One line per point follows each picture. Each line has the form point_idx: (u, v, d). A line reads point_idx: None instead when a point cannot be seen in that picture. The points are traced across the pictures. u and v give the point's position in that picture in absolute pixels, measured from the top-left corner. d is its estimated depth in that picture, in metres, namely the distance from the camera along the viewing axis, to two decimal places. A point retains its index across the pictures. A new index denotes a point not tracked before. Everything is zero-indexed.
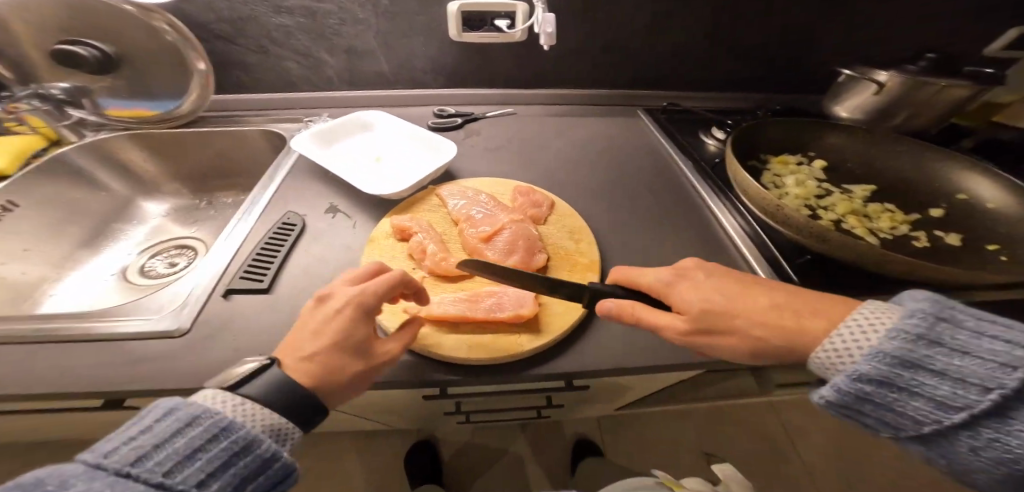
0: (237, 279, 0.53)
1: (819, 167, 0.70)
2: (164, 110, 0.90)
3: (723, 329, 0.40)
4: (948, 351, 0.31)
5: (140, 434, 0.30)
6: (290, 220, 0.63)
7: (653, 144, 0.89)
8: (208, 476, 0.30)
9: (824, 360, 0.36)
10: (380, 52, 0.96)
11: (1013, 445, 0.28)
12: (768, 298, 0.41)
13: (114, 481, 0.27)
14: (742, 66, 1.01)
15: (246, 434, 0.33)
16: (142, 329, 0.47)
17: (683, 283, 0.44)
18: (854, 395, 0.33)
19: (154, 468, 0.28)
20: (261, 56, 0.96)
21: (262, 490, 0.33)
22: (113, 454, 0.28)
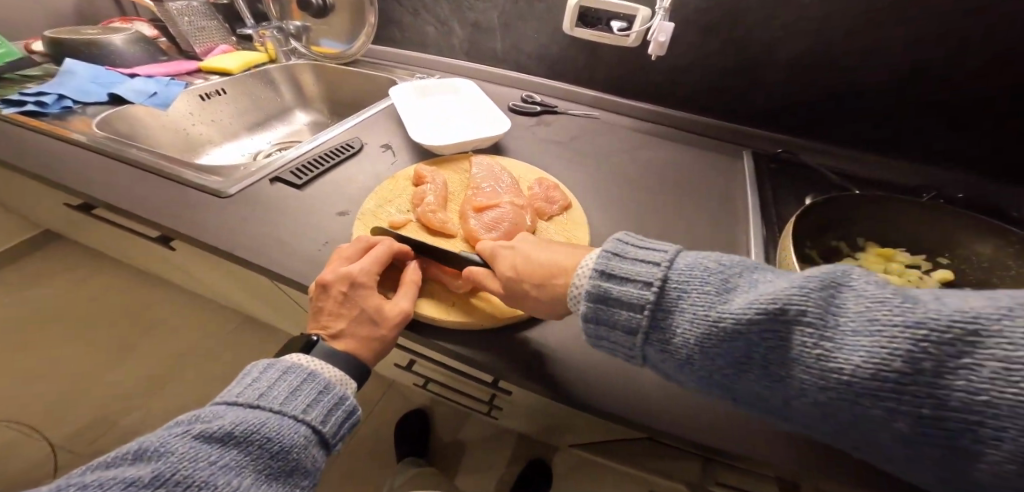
0: (284, 172, 0.67)
1: (935, 279, 0.52)
2: (339, 51, 1.18)
3: (526, 296, 0.44)
4: (630, 259, 0.35)
5: (263, 379, 0.38)
6: (349, 147, 0.74)
7: (736, 188, 0.75)
8: (308, 406, 0.37)
9: (571, 293, 0.39)
10: (498, 31, 1.01)
11: (688, 334, 0.30)
12: (554, 257, 0.44)
13: (258, 415, 0.35)
14: (912, 134, 0.77)
15: (327, 378, 0.40)
16: (204, 185, 0.63)
17: (506, 253, 0.47)
18: (590, 316, 0.36)
19: (273, 400, 0.36)
20: (412, 18, 1.12)
21: (342, 423, 0.40)
22: (245, 392, 0.37)
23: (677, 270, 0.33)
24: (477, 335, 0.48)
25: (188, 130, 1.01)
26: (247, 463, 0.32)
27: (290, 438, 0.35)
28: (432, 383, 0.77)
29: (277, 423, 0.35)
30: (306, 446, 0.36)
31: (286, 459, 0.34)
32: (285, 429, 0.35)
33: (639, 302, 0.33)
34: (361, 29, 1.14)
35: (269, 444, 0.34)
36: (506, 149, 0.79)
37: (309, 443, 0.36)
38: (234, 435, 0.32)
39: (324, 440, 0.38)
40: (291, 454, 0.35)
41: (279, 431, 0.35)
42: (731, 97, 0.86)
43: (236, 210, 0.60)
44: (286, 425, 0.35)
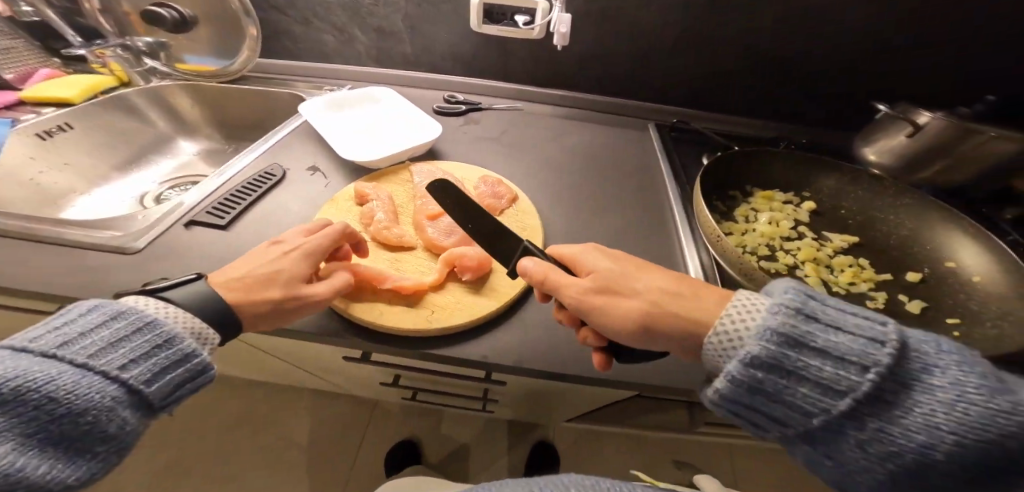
0: (202, 213, 0.59)
1: (806, 209, 0.63)
2: (217, 67, 1.04)
3: (619, 295, 0.41)
4: (831, 318, 0.31)
5: (82, 323, 0.33)
6: (273, 172, 0.69)
7: (650, 157, 0.85)
8: (129, 362, 0.33)
9: (655, 320, 0.39)
10: (406, 34, 1.00)
11: (935, 417, 0.26)
12: (678, 282, 0.42)
13: (45, 370, 0.30)
14: (769, 95, 0.94)
15: (168, 331, 0.36)
16: (106, 243, 0.54)
17: (593, 255, 0.45)
18: (757, 357, 0.31)
19: (79, 352, 0.32)
20: (304, 28, 1.05)
21: (178, 384, 0.36)
22: (48, 338, 0.32)
23: (913, 342, 0.28)
24: (466, 335, 0.49)
25: (37, 180, 0.83)
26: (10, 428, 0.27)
27: (87, 399, 0.30)
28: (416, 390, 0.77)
29: (72, 378, 0.30)
30: (112, 408, 0.31)
31: (76, 422, 0.30)
32: (84, 387, 0.30)
33: (855, 369, 0.28)
34: (244, 45, 1.01)
35: (49, 405, 0.29)
36: (441, 152, 0.79)
37: (119, 404, 0.32)
38: (4, 393, 0.27)
39: (144, 400, 0.34)
40: (86, 417, 0.30)
41: (73, 390, 0.30)
42: (632, 77, 0.96)
43: (153, 266, 0.52)
44: (86, 383, 0.31)
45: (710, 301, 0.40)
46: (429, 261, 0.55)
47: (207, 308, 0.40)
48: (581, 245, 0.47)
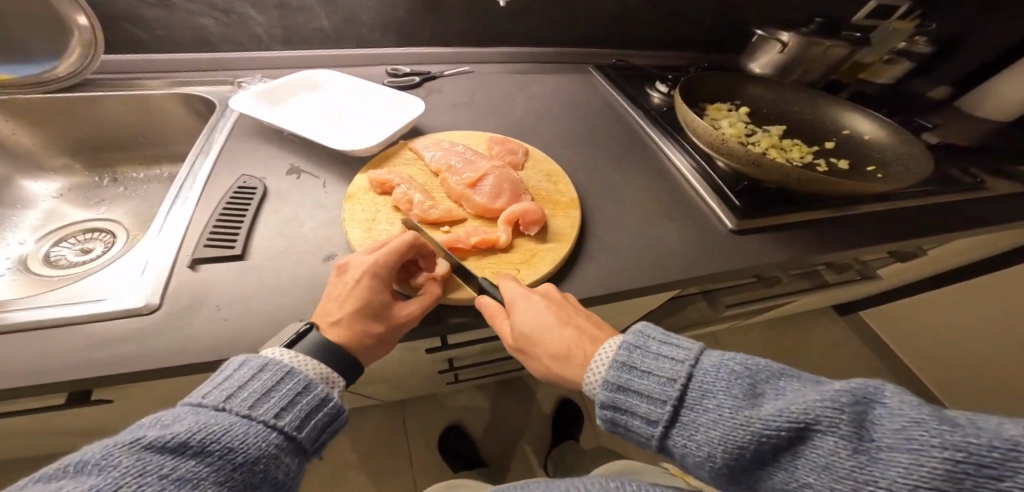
0: (203, 247, 0.52)
1: (745, 112, 0.78)
2: (24, 74, 0.77)
3: (535, 356, 0.43)
4: (653, 354, 0.34)
5: (235, 376, 0.33)
6: (248, 184, 0.61)
7: (606, 96, 0.93)
8: (283, 409, 0.33)
9: (557, 372, 0.41)
10: (318, 7, 0.85)
11: (715, 438, 0.28)
12: (591, 337, 0.41)
13: (217, 421, 0.29)
14: (681, 28, 1.07)
15: (306, 378, 0.36)
16: (108, 310, 0.46)
17: (517, 302, 0.44)
18: (609, 387, 0.34)
19: (242, 403, 0.31)
20: (164, 11, 0.80)
21: (322, 429, 0.35)
22: (209, 395, 0.32)
23: (699, 369, 0.31)
24: (549, 285, 0.53)
25: None
26: (206, 475, 0.27)
27: (257, 447, 0.30)
28: (454, 358, 0.81)
29: (240, 428, 0.30)
30: (278, 456, 0.31)
31: (255, 473, 0.29)
32: (253, 436, 0.30)
33: (668, 396, 0.31)
34: (70, 38, 0.77)
35: (229, 455, 0.28)
36: (420, 130, 0.76)
37: (282, 452, 0.31)
38: (190, 445, 0.27)
39: (299, 447, 0.33)
40: (259, 465, 0.29)
41: (245, 439, 0.29)
42: (564, 27, 1.00)
43: (188, 318, 0.46)
44: (254, 432, 0.30)
45: (589, 364, 0.39)
46: (486, 226, 0.57)
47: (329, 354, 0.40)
48: (516, 287, 0.46)
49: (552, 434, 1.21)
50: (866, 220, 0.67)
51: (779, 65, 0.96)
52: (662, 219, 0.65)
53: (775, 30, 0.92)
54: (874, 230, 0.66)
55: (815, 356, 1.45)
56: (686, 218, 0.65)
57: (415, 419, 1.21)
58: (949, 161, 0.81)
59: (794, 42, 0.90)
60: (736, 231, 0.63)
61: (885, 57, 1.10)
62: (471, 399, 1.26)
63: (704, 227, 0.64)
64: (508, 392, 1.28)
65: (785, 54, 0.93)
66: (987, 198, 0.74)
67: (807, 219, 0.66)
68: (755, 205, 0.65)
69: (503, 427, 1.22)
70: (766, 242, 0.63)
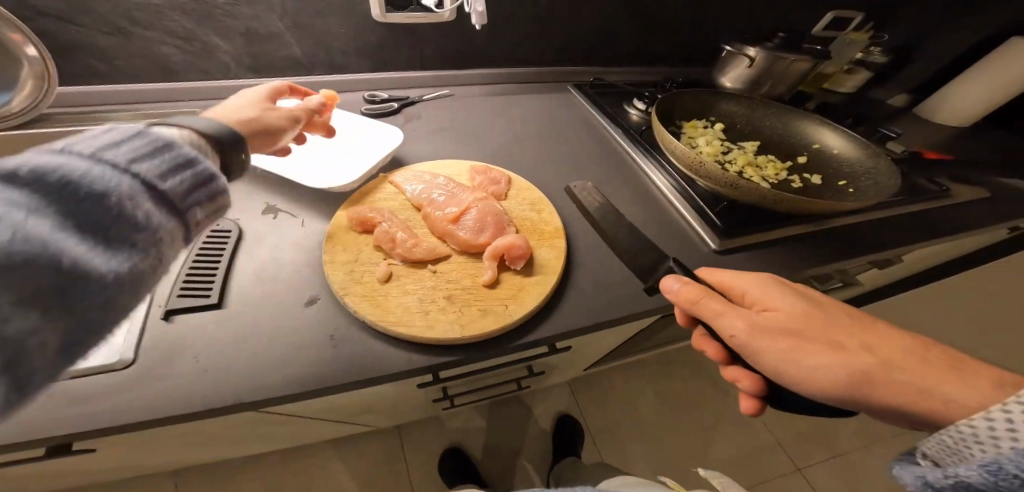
0: (176, 297, 0.49)
1: (720, 129, 0.80)
2: None
3: (810, 345, 0.39)
4: None
5: (114, 131, 0.29)
6: (222, 226, 0.57)
7: (586, 115, 0.95)
8: (154, 169, 0.29)
9: (861, 378, 0.36)
10: (288, 34, 0.83)
11: None
12: (900, 344, 0.38)
13: (82, 172, 0.25)
14: (655, 44, 1.09)
15: (185, 150, 0.31)
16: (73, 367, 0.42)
17: (776, 291, 0.43)
18: (991, 468, 0.26)
19: (97, 150, 0.27)
20: (122, 41, 0.76)
21: (204, 195, 0.32)
22: (72, 142, 0.27)
23: None
24: (538, 320, 0.53)
25: None
26: (51, 212, 0.24)
27: (118, 201, 0.26)
28: (448, 387, 0.80)
29: (103, 177, 0.26)
30: (147, 214, 0.28)
31: (115, 223, 0.26)
32: (114, 186, 0.26)
33: None
34: (20, 71, 0.69)
35: (79, 200, 0.25)
36: (401, 160, 0.75)
37: (152, 209, 0.28)
38: (42, 185, 0.24)
39: (176, 215, 0.30)
40: (121, 219, 0.26)
41: (102, 190, 0.26)
42: (541, 47, 1.01)
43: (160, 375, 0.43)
44: (115, 180, 0.27)
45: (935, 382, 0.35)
46: (471, 262, 0.56)
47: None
48: (752, 282, 0.44)
49: (550, 450, 1.21)
50: (843, 233, 0.70)
51: (748, 80, 0.99)
52: None
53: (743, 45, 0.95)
54: (851, 242, 0.68)
55: None
56: (669, 240, 0.66)
57: (410, 445, 1.18)
58: (915, 169, 0.85)
59: (762, 57, 0.93)
60: (718, 251, 0.65)
61: (846, 67, 1.16)
62: (467, 420, 1.24)
63: (688, 248, 0.65)
64: (503, 410, 1.27)
65: (753, 68, 0.96)
66: (952, 204, 0.78)
67: (784, 235, 0.67)
68: (735, 224, 0.66)
69: (501, 447, 1.21)
70: (750, 260, 0.64)
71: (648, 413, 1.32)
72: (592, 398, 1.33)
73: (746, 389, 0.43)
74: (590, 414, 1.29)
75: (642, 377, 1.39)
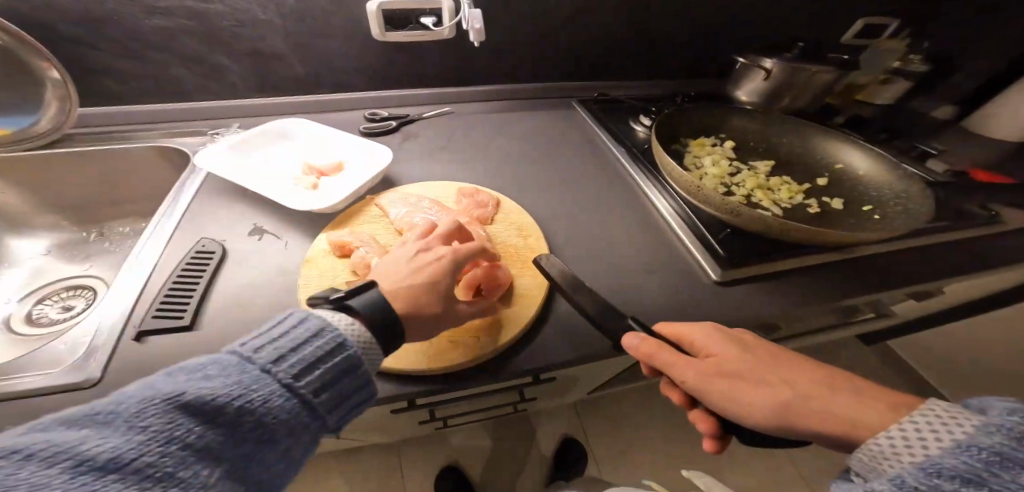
0: (151, 317, 0.46)
1: (729, 147, 0.75)
2: (13, 127, 0.76)
3: (751, 386, 0.40)
4: None
5: (289, 347, 0.33)
6: (207, 247, 0.56)
7: (588, 133, 0.92)
8: (303, 370, 0.32)
9: (809, 411, 0.37)
10: (291, 55, 0.85)
11: None
12: (822, 373, 0.40)
13: (322, 340, 0.35)
14: (664, 57, 1.05)
15: (339, 335, 0.36)
16: (39, 386, 0.40)
17: (719, 337, 0.44)
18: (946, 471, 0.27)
19: (287, 369, 0.31)
20: (140, 64, 0.81)
21: (338, 379, 0.34)
22: (260, 351, 0.32)
23: None
24: (514, 354, 0.49)
25: None
26: (209, 421, 0.26)
27: (272, 411, 0.29)
28: (436, 410, 0.77)
29: (263, 399, 0.29)
30: (293, 419, 0.30)
31: (256, 430, 0.28)
32: (271, 400, 0.29)
33: None
34: (45, 93, 0.76)
35: (244, 417, 0.28)
36: (392, 179, 0.74)
37: (295, 415, 0.31)
38: (297, 363, 0.32)
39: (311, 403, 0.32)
40: (265, 423, 0.29)
41: (263, 402, 0.29)
42: (545, 63, 0.99)
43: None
44: (269, 391, 0.30)
45: (855, 403, 0.37)
46: None
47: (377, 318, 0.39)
48: (697, 328, 0.45)
49: (551, 478, 1.15)
50: (868, 263, 0.62)
51: (766, 93, 0.93)
52: (641, 270, 0.61)
53: (757, 57, 0.89)
54: (876, 274, 0.61)
55: None
56: (665, 268, 0.61)
57: (407, 463, 1.15)
58: (955, 192, 0.76)
59: (779, 69, 0.87)
60: (720, 282, 0.59)
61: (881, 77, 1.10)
62: (466, 440, 1.20)
63: (686, 277, 0.60)
64: (504, 432, 1.22)
65: (770, 81, 0.90)
66: (1000, 233, 0.69)
67: (798, 266, 0.61)
68: (740, 253, 0.61)
69: (500, 471, 1.16)
70: (758, 292, 0.58)
71: (658, 443, 1.23)
72: (598, 423, 1.26)
73: (703, 431, 0.43)
74: (595, 442, 1.22)
75: (653, 404, 1.31)
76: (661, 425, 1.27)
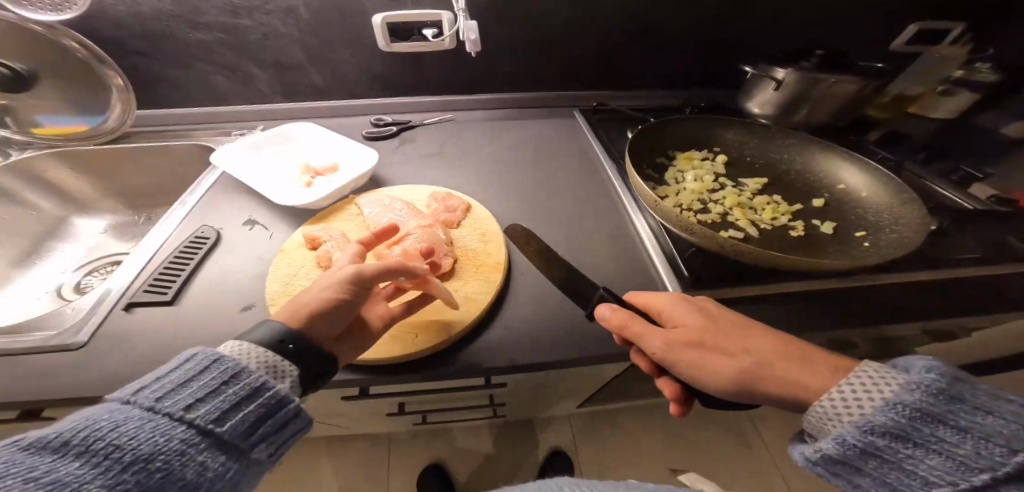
0: (142, 292, 0.54)
1: (718, 162, 0.71)
2: (86, 125, 0.91)
3: (710, 352, 0.43)
4: (969, 408, 0.31)
5: (180, 379, 0.33)
6: (204, 233, 0.63)
7: (582, 143, 0.92)
8: (197, 401, 0.32)
9: (759, 374, 0.41)
10: (309, 64, 0.94)
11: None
12: (773, 341, 0.44)
13: (212, 373, 0.34)
14: (674, 67, 1.02)
15: (235, 366, 0.36)
16: (43, 343, 0.48)
17: (685, 307, 0.47)
18: (877, 427, 0.33)
19: (171, 402, 0.31)
20: (185, 72, 0.92)
21: (254, 419, 0.34)
22: (150, 391, 0.32)
23: None
24: (449, 355, 0.51)
25: None
26: (92, 468, 0.26)
27: (152, 441, 0.28)
28: (406, 403, 0.80)
29: (150, 438, 0.29)
30: (186, 452, 0.29)
31: (151, 470, 0.28)
32: (153, 431, 0.29)
33: (988, 462, 0.30)
34: (111, 97, 0.89)
35: (115, 453, 0.27)
36: (381, 181, 0.79)
37: (191, 448, 0.30)
38: (188, 397, 0.32)
39: (219, 442, 0.32)
40: (156, 461, 0.28)
41: (141, 435, 0.28)
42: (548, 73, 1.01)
43: (100, 361, 0.47)
44: (155, 427, 0.29)
45: (797, 365, 0.41)
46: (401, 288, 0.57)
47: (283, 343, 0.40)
48: (686, 298, 0.49)
49: None
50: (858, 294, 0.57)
51: (780, 106, 0.87)
52: (600, 283, 0.60)
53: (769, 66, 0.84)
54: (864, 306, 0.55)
55: None
56: (624, 283, 0.60)
57: (397, 453, 1.20)
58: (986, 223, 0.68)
59: (792, 80, 0.81)
60: None
61: (939, 88, 0.98)
62: (455, 439, 1.23)
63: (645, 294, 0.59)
64: (493, 435, 1.24)
65: (783, 92, 0.84)
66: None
67: (771, 291, 0.57)
68: (706, 273, 0.58)
69: (484, 472, 1.18)
70: None
71: (649, 465, 1.19)
72: (589, 438, 1.24)
73: (670, 395, 0.47)
74: (584, 456, 1.20)
75: (649, 424, 1.27)
76: (656, 447, 1.23)
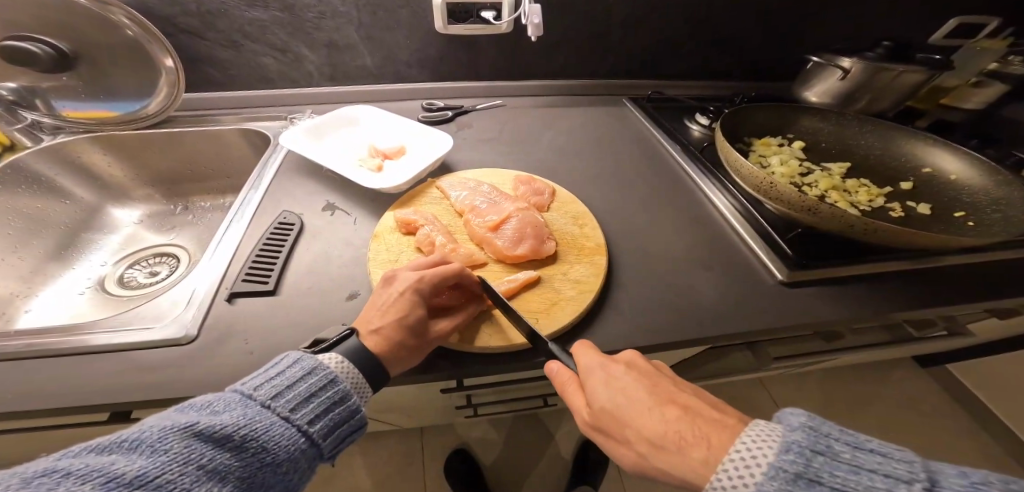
0: (241, 281, 0.51)
1: (799, 147, 0.71)
2: (126, 110, 0.86)
3: (612, 436, 0.37)
4: (845, 466, 0.28)
5: (298, 386, 0.35)
6: (287, 220, 0.61)
7: (641, 130, 0.91)
8: (316, 416, 0.35)
9: (649, 468, 0.34)
10: (361, 46, 0.90)
11: None
12: (678, 420, 0.34)
13: (329, 391, 0.37)
14: (725, 56, 1.03)
15: (345, 389, 0.38)
16: (147, 337, 0.45)
17: (599, 373, 0.39)
18: None
19: (285, 405, 0.34)
20: (234, 52, 0.88)
21: (343, 439, 0.37)
22: (275, 392, 0.34)
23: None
24: (568, 337, 0.49)
25: None
26: (233, 468, 0.29)
27: (287, 449, 0.32)
28: (473, 395, 0.78)
29: (280, 446, 0.32)
30: (299, 462, 0.33)
31: (275, 472, 0.31)
32: (287, 439, 0.32)
33: None
34: (158, 79, 0.84)
35: (262, 454, 0.31)
36: (449, 165, 0.77)
37: (303, 456, 0.33)
38: (308, 411, 0.35)
39: (317, 454, 0.35)
40: (282, 466, 0.31)
41: (279, 441, 0.32)
42: (601, 59, 0.99)
43: (208, 353, 0.45)
44: (289, 435, 0.33)
45: (696, 452, 0.32)
46: (505, 270, 0.55)
47: (365, 362, 0.41)
48: (594, 355, 0.40)
49: None
50: (958, 270, 0.58)
51: (839, 94, 0.88)
52: (701, 265, 0.60)
53: (834, 56, 0.84)
54: (965, 285, 0.57)
55: (893, 418, 1.26)
56: (726, 264, 0.60)
57: (427, 451, 1.17)
58: None
59: (856, 69, 0.82)
60: (787, 283, 0.57)
61: (972, 80, 1.01)
62: (495, 433, 1.21)
63: (748, 274, 0.58)
64: (535, 429, 1.23)
65: (847, 81, 0.85)
66: None
67: (878, 271, 0.57)
68: (811, 255, 0.58)
69: (522, 465, 1.16)
70: (830, 295, 0.56)
71: None
72: None
73: None
74: None
75: None
76: None
